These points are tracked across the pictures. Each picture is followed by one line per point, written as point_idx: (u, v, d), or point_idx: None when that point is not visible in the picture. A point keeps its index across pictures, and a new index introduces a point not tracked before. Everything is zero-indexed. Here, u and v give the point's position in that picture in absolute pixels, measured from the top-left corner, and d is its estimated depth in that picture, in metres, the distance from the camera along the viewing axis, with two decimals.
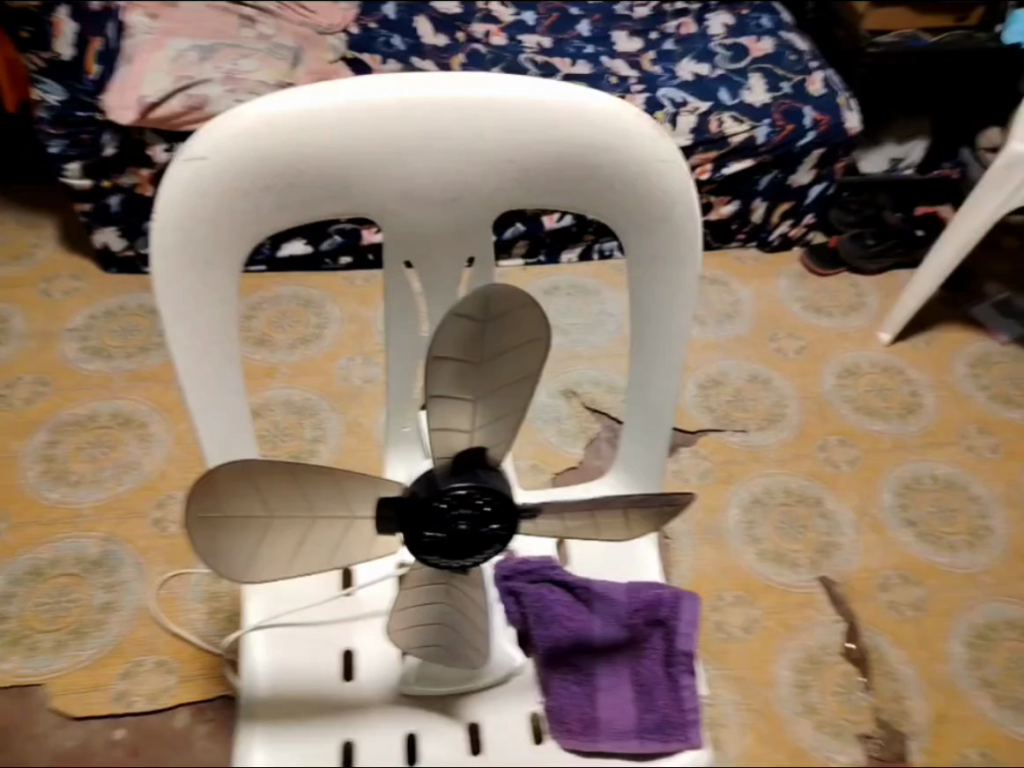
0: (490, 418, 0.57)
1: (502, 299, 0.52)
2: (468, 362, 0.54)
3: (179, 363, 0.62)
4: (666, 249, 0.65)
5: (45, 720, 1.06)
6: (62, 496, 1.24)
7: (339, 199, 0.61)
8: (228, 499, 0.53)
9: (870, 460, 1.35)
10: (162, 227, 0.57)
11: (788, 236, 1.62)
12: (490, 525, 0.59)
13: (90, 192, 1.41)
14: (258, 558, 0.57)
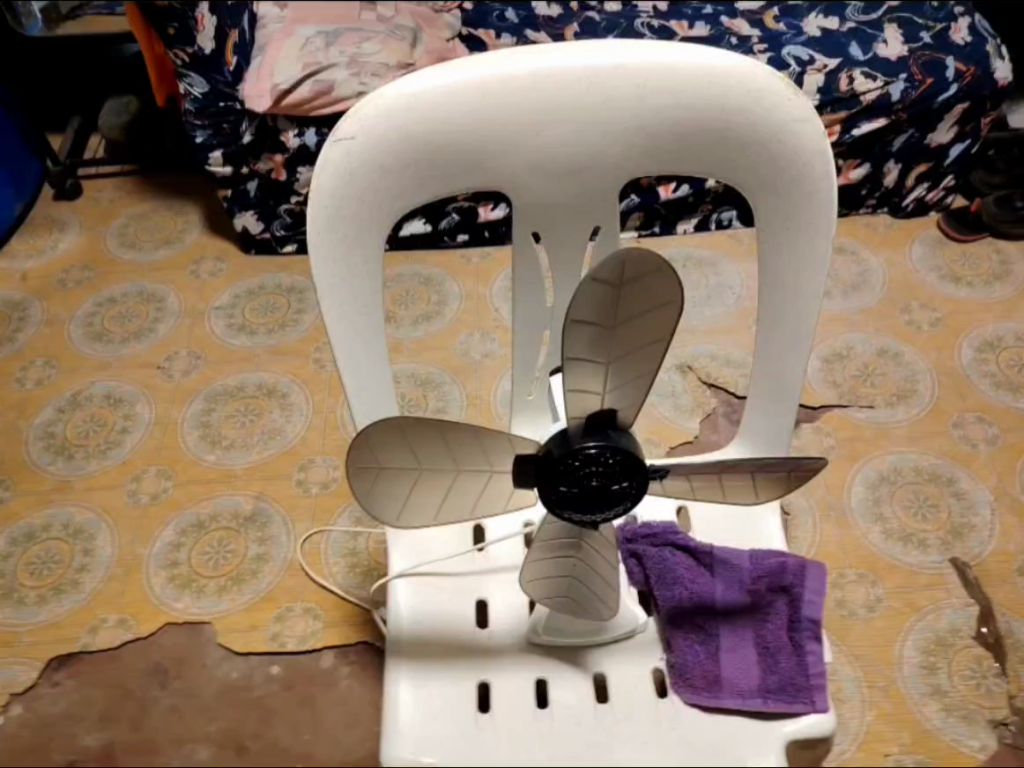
0: (620, 381, 0.61)
1: (635, 264, 0.54)
2: (603, 326, 0.57)
3: (331, 329, 0.69)
4: (797, 212, 0.65)
5: (213, 654, 1.20)
6: (218, 458, 1.38)
7: (472, 176, 0.65)
8: (382, 448, 0.59)
9: (1014, 439, 1.27)
10: (319, 206, 0.63)
11: (925, 200, 1.52)
12: (619, 482, 0.62)
13: (230, 178, 1.50)
14: (410, 503, 0.63)
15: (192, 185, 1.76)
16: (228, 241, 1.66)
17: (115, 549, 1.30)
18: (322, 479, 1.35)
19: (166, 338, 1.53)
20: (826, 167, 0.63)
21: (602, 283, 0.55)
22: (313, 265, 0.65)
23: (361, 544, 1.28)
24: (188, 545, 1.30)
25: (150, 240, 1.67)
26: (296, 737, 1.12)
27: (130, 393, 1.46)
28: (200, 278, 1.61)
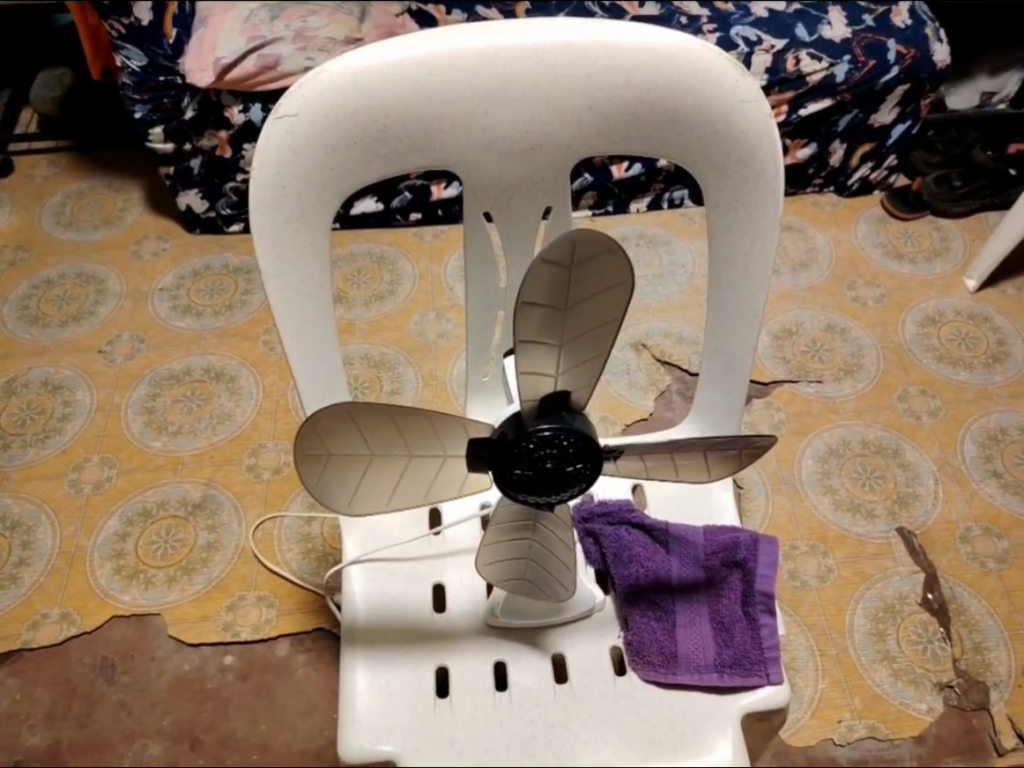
0: (573, 363, 0.60)
1: (585, 245, 0.53)
2: (554, 308, 0.57)
3: (278, 313, 0.66)
4: (746, 192, 0.65)
5: (163, 647, 1.17)
6: (165, 445, 1.34)
7: (421, 156, 0.63)
8: (332, 436, 0.57)
9: (954, 411, 1.32)
10: (262, 184, 0.60)
11: (868, 179, 1.54)
12: (574, 463, 0.62)
13: (172, 155, 1.44)
14: (361, 490, 0.62)
15: (130, 162, 1.68)
16: (170, 219, 1.60)
17: (57, 541, 1.25)
18: (274, 464, 1.32)
19: (106, 322, 1.47)
20: (773, 149, 0.63)
21: (552, 265, 0.54)
22: (257, 247, 0.63)
23: (316, 530, 1.26)
24: (135, 535, 1.26)
25: (86, 219, 1.60)
26: (252, 726, 1.11)
27: (70, 379, 1.40)
28: (140, 258, 1.55)
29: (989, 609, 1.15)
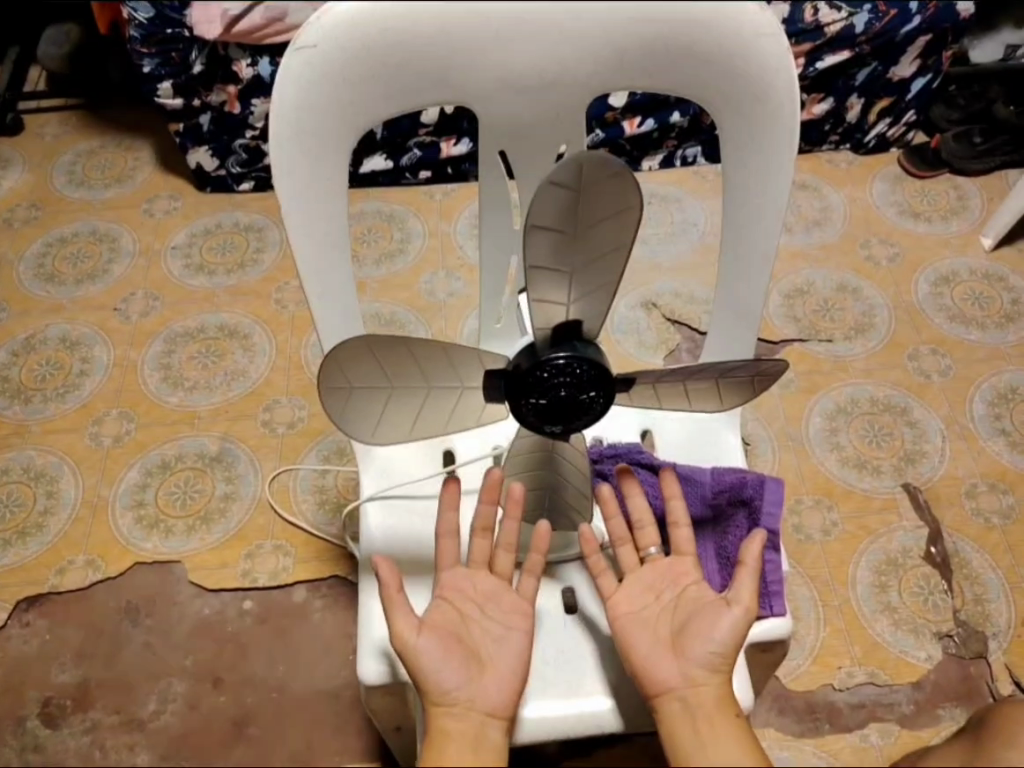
0: (585, 292, 0.62)
1: (597, 169, 0.54)
2: (566, 233, 0.58)
3: (295, 243, 0.69)
4: (762, 129, 0.66)
5: (184, 592, 1.21)
6: (180, 400, 1.36)
7: (438, 91, 0.64)
8: (351, 367, 0.59)
9: (964, 370, 1.32)
10: (281, 117, 0.62)
11: (886, 136, 1.53)
12: (586, 392, 0.63)
13: (181, 111, 1.45)
14: (381, 420, 0.65)
15: (141, 121, 1.68)
16: (181, 177, 1.60)
17: (78, 491, 1.28)
18: (288, 419, 1.34)
19: (121, 280, 1.49)
20: (790, 87, 0.63)
21: (562, 188, 0.55)
22: (276, 182, 0.65)
23: (330, 481, 1.29)
24: (154, 486, 1.29)
25: (99, 177, 1.61)
26: (270, 666, 1.16)
27: (86, 336, 1.43)
28: (154, 216, 1.56)
29: (992, 563, 1.17)
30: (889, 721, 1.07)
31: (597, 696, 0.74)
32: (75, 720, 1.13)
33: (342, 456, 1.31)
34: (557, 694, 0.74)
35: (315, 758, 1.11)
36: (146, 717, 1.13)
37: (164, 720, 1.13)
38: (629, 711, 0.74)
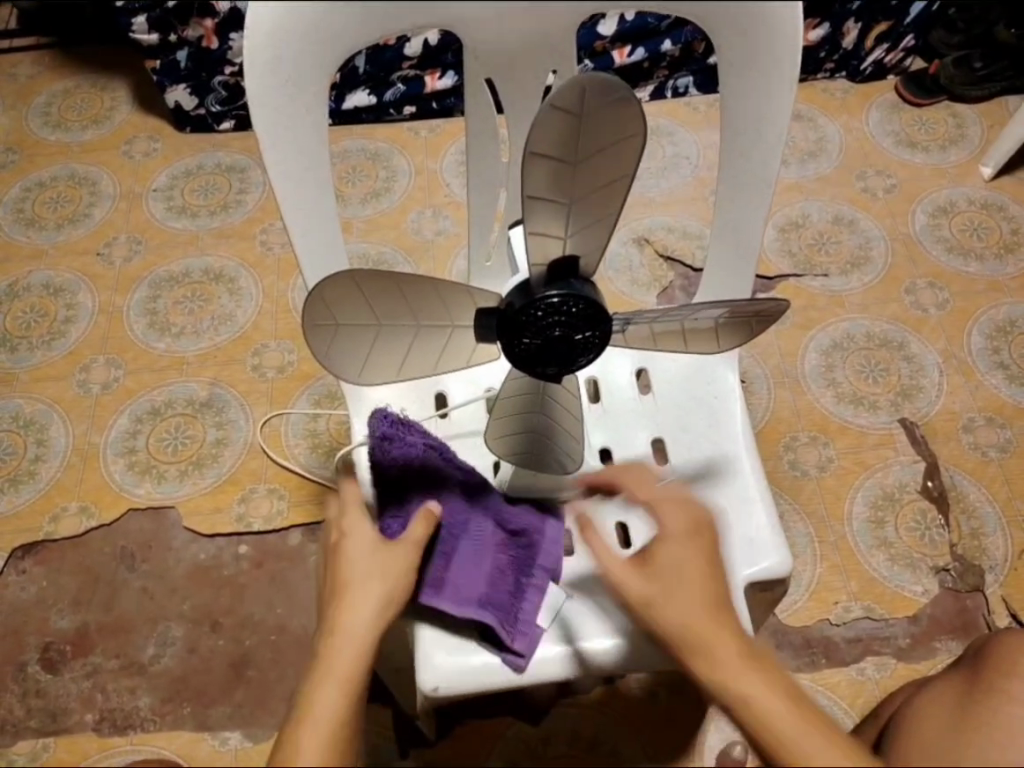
0: (582, 225, 0.59)
1: (596, 90, 0.52)
2: (564, 161, 0.56)
3: (276, 183, 0.66)
4: (764, 49, 0.62)
5: (179, 538, 1.21)
6: (169, 346, 1.34)
7: (420, 15, 0.61)
8: (337, 303, 0.58)
9: (962, 302, 1.30)
10: (256, 46, 0.59)
11: (884, 63, 1.47)
12: (581, 331, 0.61)
13: (157, 47, 1.38)
14: (370, 362, 0.63)
15: (116, 58, 1.61)
16: (160, 117, 1.55)
17: (69, 439, 1.27)
18: (277, 363, 1.32)
19: (101, 225, 1.44)
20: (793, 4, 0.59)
21: (560, 111, 0.53)
22: (252, 116, 0.62)
23: (322, 426, 1.27)
24: (145, 433, 1.28)
25: (75, 118, 1.55)
26: (268, 609, 1.17)
27: (70, 282, 1.39)
28: (133, 158, 1.51)
29: (987, 496, 1.17)
30: (886, 655, 1.08)
31: (594, 635, 0.75)
32: (76, 665, 1.14)
33: (334, 400, 1.29)
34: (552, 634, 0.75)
35: None
36: (146, 661, 1.14)
37: (163, 664, 1.14)
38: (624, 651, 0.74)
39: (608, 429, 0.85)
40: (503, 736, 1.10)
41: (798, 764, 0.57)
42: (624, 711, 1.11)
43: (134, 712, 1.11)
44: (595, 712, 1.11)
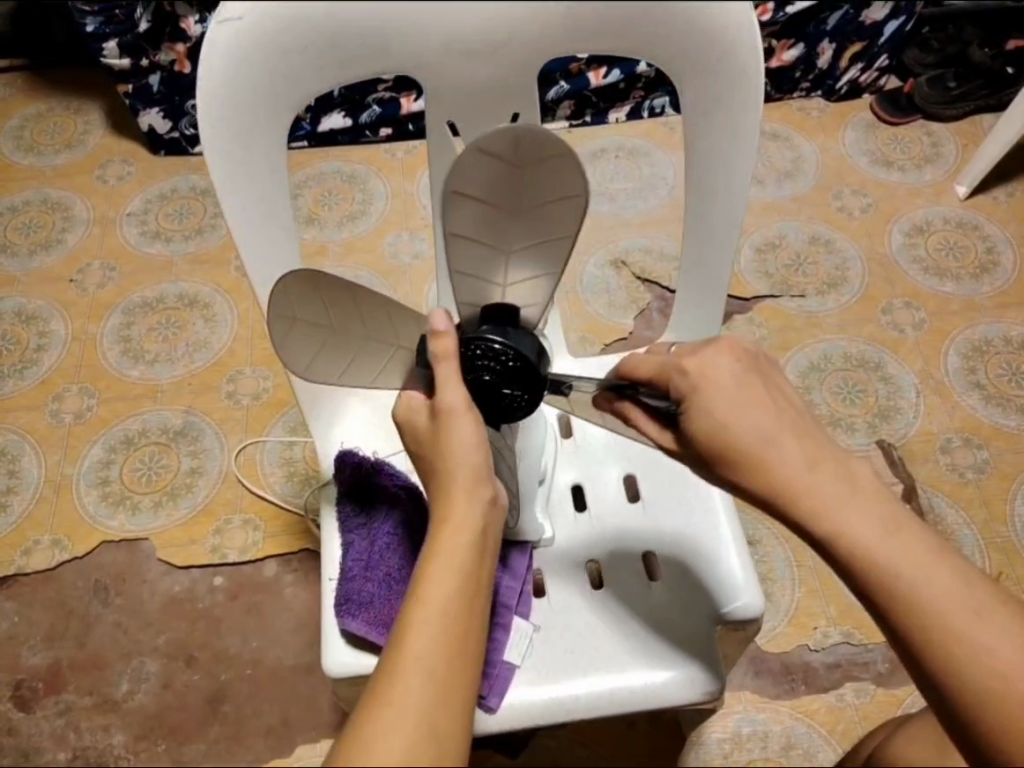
0: (521, 274, 0.58)
1: (530, 143, 0.49)
2: (494, 207, 0.53)
3: (234, 230, 0.64)
4: (724, 87, 0.61)
5: (153, 570, 1.20)
6: (142, 374, 1.32)
7: (379, 61, 0.60)
8: (298, 296, 0.54)
9: (938, 322, 1.30)
10: (208, 94, 0.57)
11: (858, 82, 1.48)
12: (509, 388, 0.61)
13: (129, 71, 1.37)
14: (315, 363, 0.59)
15: (89, 81, 1.60)
16: (133, 141, 1.53)
17: (41, 469, 1.26)
18: (253, 390, 1.31)
19: (74, 250, 1.43)
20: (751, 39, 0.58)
21: (491, 158, 0.50)
22: (210, 166, 0.60)
23: (298, 453, 1.26)
24: (118, 462, 1.26)
25: (47, 142, 1.53)
26: (244, 642, 1.15)
27: (43, 310, 1.38)
28: (107, 182, 1.49)
29: (965, 518, 1.16)
30: (864, 679, 1.12)
31: (565, 679, 0.74)
32: (48, 703, 1.12)
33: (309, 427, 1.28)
34: (527, 678, 0.74)
35: (292, 732, 1.10)
36: (120, 696, 1.13)
37: (138, 699, 1.13)
38: (599, 695, 0.73)
39: (581, 465, 0.85)
40: None
41: (881, 578, 0.52)
42: (605, 741, 1.10)
43: (107, 750, 1.10)
44: (574, 743, 1.10)
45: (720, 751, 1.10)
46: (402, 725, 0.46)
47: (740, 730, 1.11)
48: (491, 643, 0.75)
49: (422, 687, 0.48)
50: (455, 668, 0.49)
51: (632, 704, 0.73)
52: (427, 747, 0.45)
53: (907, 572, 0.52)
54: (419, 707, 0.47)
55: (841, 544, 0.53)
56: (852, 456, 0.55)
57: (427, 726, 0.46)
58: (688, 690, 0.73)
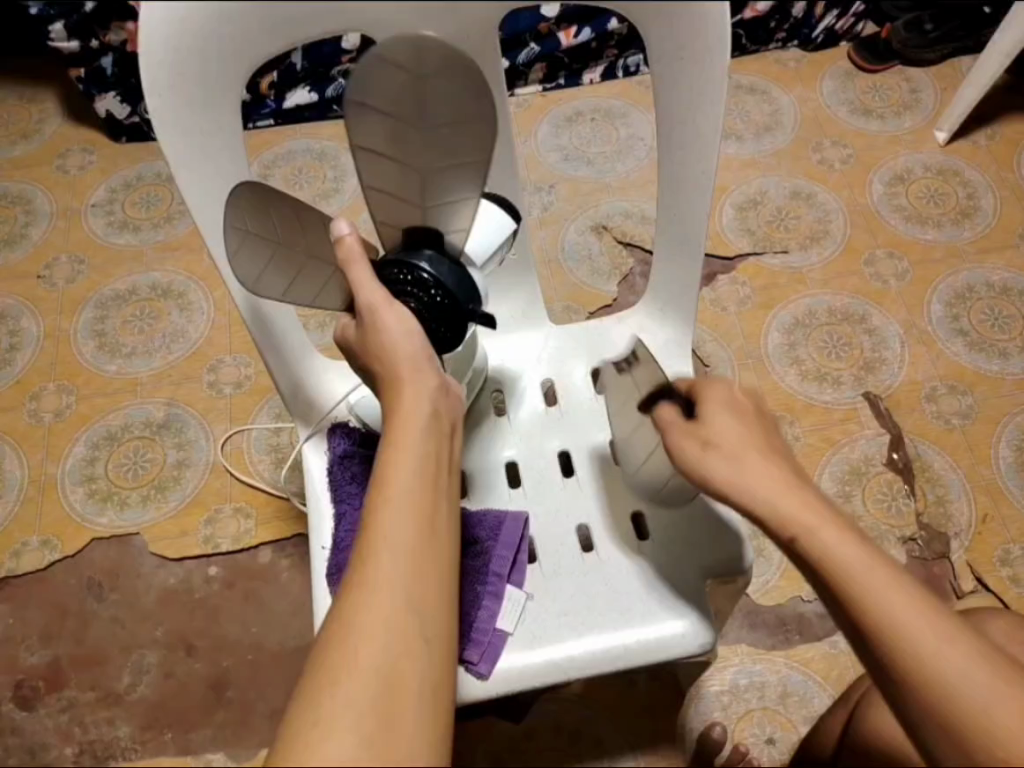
0: (438, 198, 0.58)
1: (432, 55, 0.50)
2: (402, 119, 0.53)
3: (192, 207, 0.61)
4: (692, 35, 0.59)
5: (147, 564, 1.19)
6: (120, 368, 1.30)
7: (328, 20, 0.58)
8: (252, 208, 0.58)
9: (921, 271, 1.30)
10: (152, 63, 0.55)
11: (834, 29, 1.45)
12: (431, 322, 0.63)
13: (80, 54, 1.32)
14: (263, 280, 0.61)
15: (41, 67, 1.54)
16: (93, 128, 1.48)
17: (25, 470, 1.24)
18: (235, 378, 1.29)
19: (40, 245, 1.39)
20: None
21: (394, 65, 0.50)
22: (161, 140, 0.58)
23: (285, 439, 1.25)
24: (103, 459, 1.24)
25: (4, 134, 1.48)
26: (243, 629, 1.15)
27: (12, 308, 1.34)
28: (69, 172, 1.45)
29: (952, 464, 1.17)
30: None
31: (563, 642, 0.74)
32: (50, 701, 1.12)
33: None
34: (518, 644, 0.74)
35: None
36: (122, 690, 1.13)
37: (141, 692, 1.13)
38: (593, 658, 0.74)
39: (565, 432, 0.84)
40: (487, 736, 1.10)
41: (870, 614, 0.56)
42: (606, 702, 1.11)
43: (114, 742, 1.10)
44: (577, 707, 1.11)
45: (719, 704, 1.12)
46: (384, 609, 0.50)
47: (738, 682, 1.12)
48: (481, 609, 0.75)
49: (397, 564, 0.51)
50: (425, 547, 0.52)
51: (629, 662, 0.74)
52: (413, 624, 0.50)
53: (863, 573, 0.57)
54: (396, 583, 0.51)
55: (806, 543, 0.58)
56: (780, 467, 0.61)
57: (408, 608, 0.50)
58: (683, 644, 0.73)
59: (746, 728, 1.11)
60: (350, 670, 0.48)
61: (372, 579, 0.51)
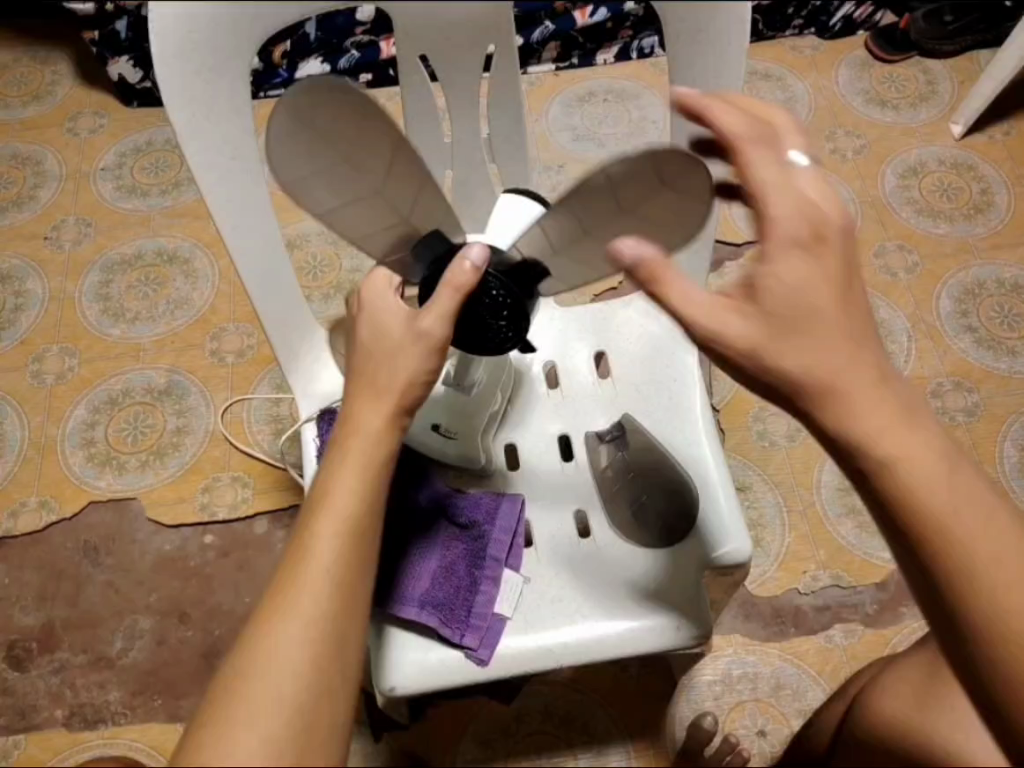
0: (572, 259, 0.57)
1: (676, 169, 0.49)
2: (618, 198, 0.52)
3: (201, 179, 0.61)
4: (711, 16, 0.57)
5: (143, 529, 1.19)
6: (123, 333, 1.30)
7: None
8: (324, 111, 0.47)
9: (932, 266, 1.28)
10: (164, 30, 0.54)
11: (852, 18, 1.44)
12: (497, 322, 0.61)
13: (95, 16, 1.32)
14: (308, 185, 0.51)
15: (56, 29, 1.53)
16: (104, 91, 1.48)
17: (25, 431, 1.24)
18: (237, 347, 1.29)
19: (48, 207, 1.39)
20: None
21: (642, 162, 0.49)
22: (170, 110, 0.57)
23: (285, 410, 1.24)
24: (103, 423, 1.24)
25: (15, 94, 1.48)
26: (237, 599, 1.15)
27: (18, 268, 1.34)
28: (79, 135, 1.44)
29: None
30: (854, 621, 1.14)
31: (556, 629, 0.74)
32: (43, 662, 1.12)
33: None
34: (513, 629, 0.74)
35: None
36: (115, 654, 1.13)
37: (133, 657, 1.13)
38: (587, 646, 0.73)
39: (567, 417, 0.83)
40: (477, 717, 1.10)
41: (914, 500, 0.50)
42: (598, 687, 1.11)
43: (104, 706, 1.10)
44: (570, 689, 1.11)
45: (711, 692, 1.11)
46: (275, 679, 0.48)
47: (731, 672, 1.12)
48: (479, 595, 0.74)
49: (299, 640, 0.49)
50: (337, 623, 0.50)
51: (621, 651, 0.73)
52: (303, 697, 0.48)
53: (951, 506, 0.50)
54: (297, 660, 0.49)
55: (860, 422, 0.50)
56: (871, 345, 0.52)
57: (301, 683, 0.48)
58: (676, 637, 0.73)
59: (738, 719, 1.10)
60: (229, 740, 0.46)
61: (278, 629, 0.50)
